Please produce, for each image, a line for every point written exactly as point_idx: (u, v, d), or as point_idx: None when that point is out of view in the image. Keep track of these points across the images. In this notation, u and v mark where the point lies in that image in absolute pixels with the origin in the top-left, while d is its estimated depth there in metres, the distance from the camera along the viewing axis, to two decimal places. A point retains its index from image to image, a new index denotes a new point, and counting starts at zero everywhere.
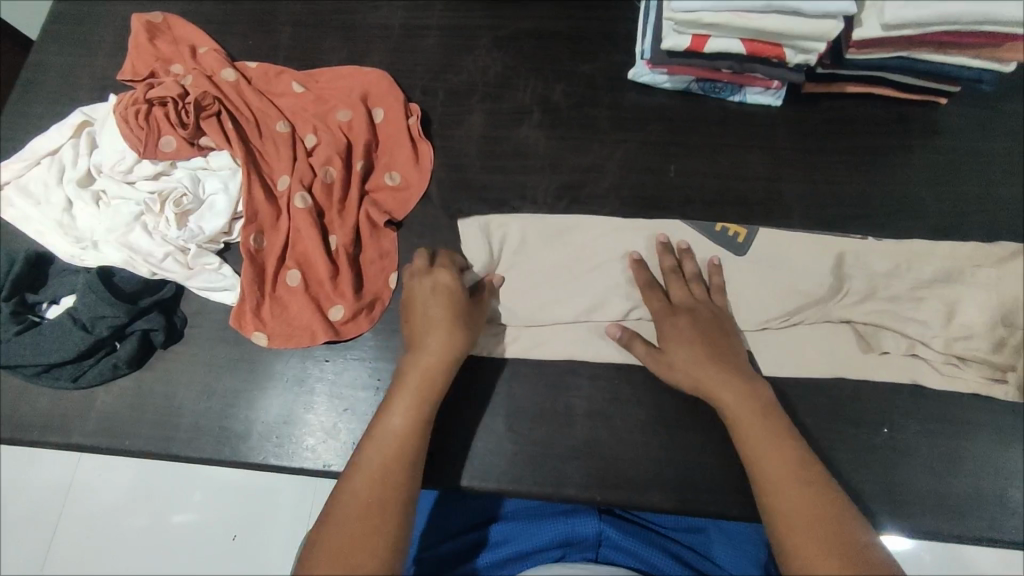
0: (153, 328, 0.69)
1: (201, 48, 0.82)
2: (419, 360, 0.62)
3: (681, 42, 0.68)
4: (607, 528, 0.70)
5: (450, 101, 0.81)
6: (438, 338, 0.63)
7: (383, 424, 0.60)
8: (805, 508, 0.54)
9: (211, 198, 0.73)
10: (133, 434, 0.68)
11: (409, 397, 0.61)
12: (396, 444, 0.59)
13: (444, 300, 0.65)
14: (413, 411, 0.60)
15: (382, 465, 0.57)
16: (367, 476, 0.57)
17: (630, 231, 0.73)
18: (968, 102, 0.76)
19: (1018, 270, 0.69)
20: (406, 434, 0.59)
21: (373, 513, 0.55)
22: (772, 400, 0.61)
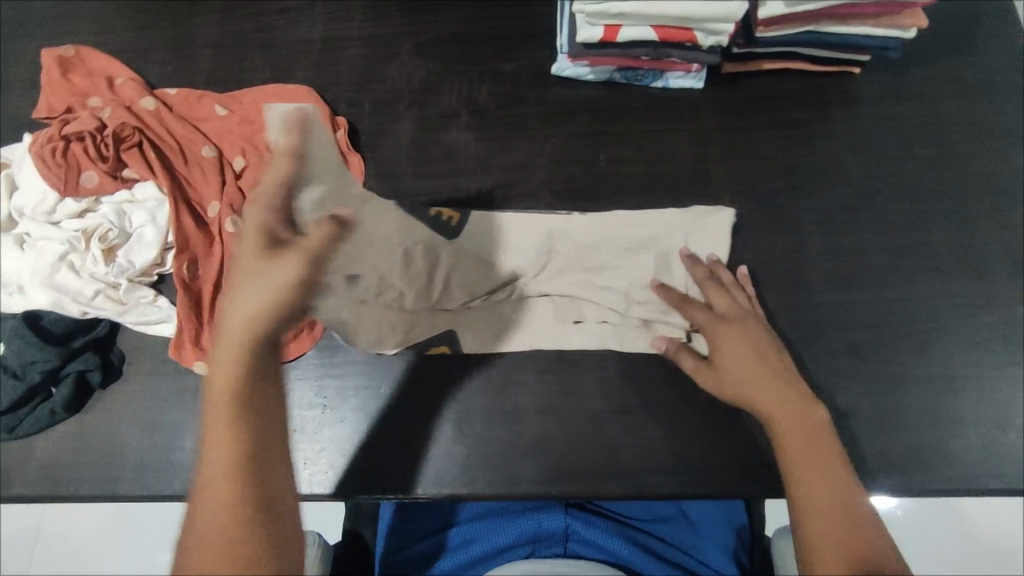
0: (88, 368, 0.68)
1: (118, 78, 0.80)
2: (228, 342, 0.54)
3: (595, 34, 0.69)
4: (573, 523, 0.72)
5: (377, 111, 0.80)
6: (239, 300, 0.54)
7: (210, 409, 0.53)
8: (830, 496, 0.55)
9: (140, 230, 0.71)
10: (78, 479, 0.67)
11: (224, 387, 0.53)
12: (226, 438, 0.52)
13: (250, 263, 0.54)
14: (243, 400, 0.53)
15: (228, 479, 0.51)
16: (216, 496, 0.51)
17: (553, 220, 0.73)
18: (880, 68, 0.78)
19: (713, 227, 0.71)
20: (228, 426, 0.52)
21: (229, 533, 0.50)
22: (827, 420, 0.60)
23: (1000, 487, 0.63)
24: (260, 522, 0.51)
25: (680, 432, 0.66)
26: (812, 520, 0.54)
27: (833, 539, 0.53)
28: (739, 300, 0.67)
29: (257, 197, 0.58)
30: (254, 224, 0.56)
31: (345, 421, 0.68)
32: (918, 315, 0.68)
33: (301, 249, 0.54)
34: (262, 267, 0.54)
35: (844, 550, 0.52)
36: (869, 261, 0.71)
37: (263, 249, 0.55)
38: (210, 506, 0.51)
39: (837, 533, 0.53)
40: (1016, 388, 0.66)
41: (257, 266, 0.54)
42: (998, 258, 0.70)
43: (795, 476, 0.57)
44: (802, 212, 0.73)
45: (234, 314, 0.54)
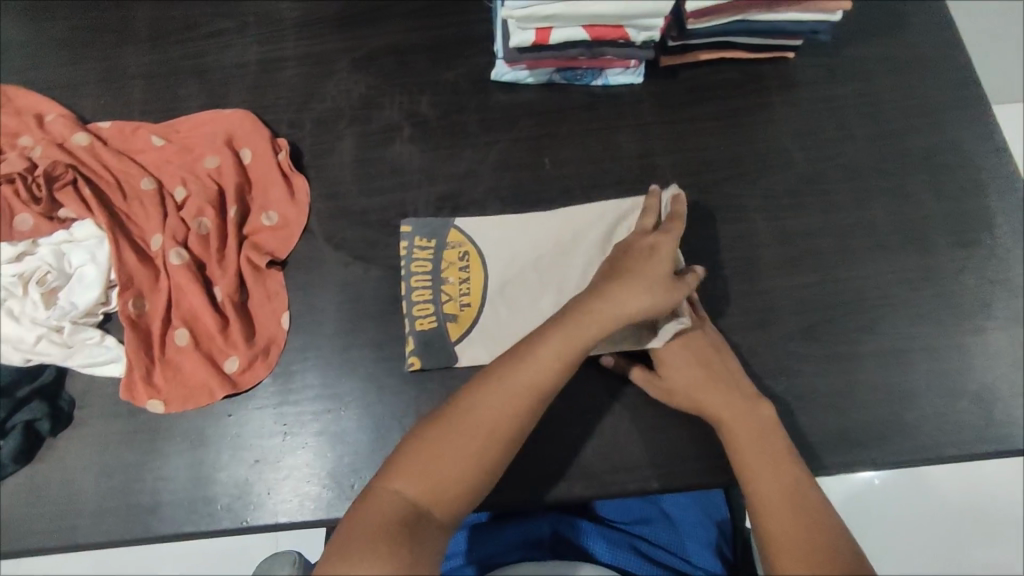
0: (36, 417, 0.66)
1: (48, 115, 0.78)
2: (601, 302, 0.59)
3: (527, 38, 0.69)
4: (562, 525, 0.71)
5: (318, 130, 0.79)
6: (632, 292, 0.59)
7: (545, 349, 0.57)
8: (778, 495, 0.56)
9: (79, 270, 0.69)
10: (34, 530, 0.65)
11: (578, 332, 0.57)
12: (537, 381, 0.56)
13: (652, 262, 0.62)
14: (573, 359, 0.57)
15: (521, 402, 0.55)
16: (508, 399, 0.55)
17: (511, 223, 0.72)
18: (813, 53, 0.79)
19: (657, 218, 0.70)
20: (549, 381, 0.56)
21: (481, 436, 0.54)
22: (773, 419, 0.61)
23: (956, 453, 0.64)
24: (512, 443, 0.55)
25: (642, 426, 0.66)
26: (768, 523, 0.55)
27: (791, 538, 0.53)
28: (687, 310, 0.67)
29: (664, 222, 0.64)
30: (662, 250, 0.62)
31: (307, 448, 0.66)
32: (866, 292, 0.70)
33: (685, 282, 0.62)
34: (656, 271, 0.61)
35: (794, 540, 0.53)
36: (815, 243, 0.72)
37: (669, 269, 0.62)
38: (465, 427, 0.54)
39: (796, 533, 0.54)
40: (964, 356, 0.67)
41: (659, 273, 0.61)
42: (939, 229, 0.72)
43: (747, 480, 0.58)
44: (748, 199, 0.74)
45: (623, 297, 0.59)
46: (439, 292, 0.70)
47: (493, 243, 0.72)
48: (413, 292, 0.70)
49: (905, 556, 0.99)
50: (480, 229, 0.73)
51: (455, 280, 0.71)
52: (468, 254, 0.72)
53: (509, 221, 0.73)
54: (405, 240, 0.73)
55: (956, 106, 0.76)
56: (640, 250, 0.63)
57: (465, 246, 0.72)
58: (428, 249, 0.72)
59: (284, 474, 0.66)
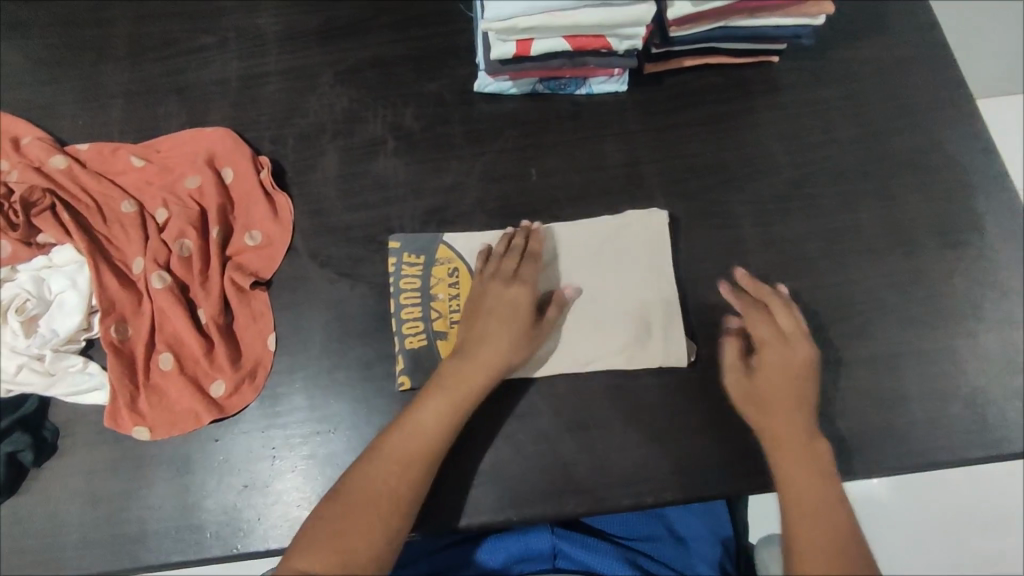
0: (19, 449, 0.65)
1: (25, 138, 0.77)
2: (463, 365, 0.63)
3: (508, 50, 0.68)
4: (560, 543, 0.71)
5: (301, 146, 0.78)
6: (492, 345, 0.64)
7: (420, 416, 0.61)
8: (818, 538, 0.57)
9: (60, 297, 0.68)
10: (19, 564, 0.63)
11: (452, 393, 0.62)
12: (420, 445, 0.60)
13: (503, 315, 0.65)
14: (444, 416, 0.61)
15: (398, 467, 0.59)
16: (387, 469, 0.59)
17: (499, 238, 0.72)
18: (798, 56, 0.78)
19: (648, 231, 0.71)
20: (427, 442, 0.61)
21: (368, 508, 0.57)
22: (829, 461, 0.61)
23: (951, 459, 0.64)
24: (400, 507, 0.58)
25: (635, 439, 0.65)
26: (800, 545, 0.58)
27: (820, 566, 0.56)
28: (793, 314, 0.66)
29: (523, 267, 0.68)
30: (518, 299, 0.66)
31: (296, 471, 0.66)
32: (857, 297, 0.69)
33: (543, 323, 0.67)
34: (511, 322, 0.65)
35: None
36: (805, 249, 0.71)
37: (529, 318, 0.66)
38: (355, 500, 0.58)
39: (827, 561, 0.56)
40: (957, 359, 0.67)
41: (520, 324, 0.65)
42: (927, 232, 0.71)
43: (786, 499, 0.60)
44: (736, 205, 0.73)
45: (487, 351, 0.64)
46: (431, 308, 0.70)
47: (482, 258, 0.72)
48: (404, 310, 0.70)
49: (904, 557, 0.99)
50: (470, 244, 0.72)
51: (445, 296, 0.70)
52: (458, 270, 0.71)
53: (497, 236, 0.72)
54: (394, 256, 0.72)
55: (942, 107, 0.76)
56: (495, 294, 0.66)
57: (455, 262, 0.72)
58: (417, 264, 0.71)
59: (274, 498, 0.65)
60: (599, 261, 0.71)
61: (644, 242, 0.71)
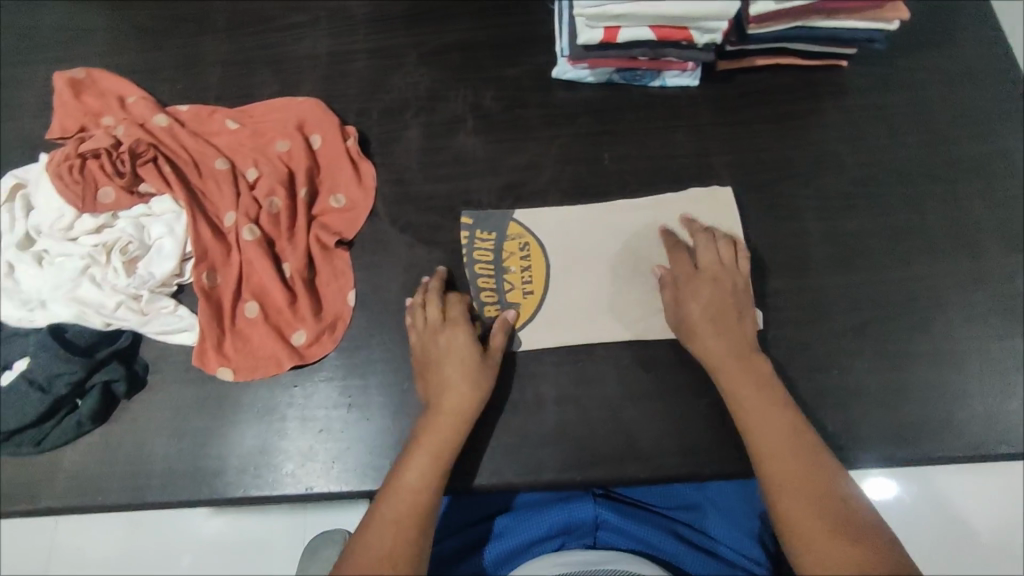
0: (114, 379, 0.69)
1: (130, 97, 0.82)
2: (432, 419, 0.64)
3: (595, 36, 0.72)
4: (603, 512, 0.71)
5: (385, 119, 0.83)
6: (460, 391, 0.65)
7: (405, 476, 0.62)
8: (779, 448, 0.60)
9: (158, 242, 0.72)
10: (105, 488, 0.68)
11: (428, 447, 0.63)
12: (414, 500, 0.60)
13: (460, 357, 0.66)
14: (426, 468, 0.62)
15: (396, 528, 0.58)
16: (384, 533, 0.58)
17: (573, 216, 0.76)
18: (866, 62, 0.81)
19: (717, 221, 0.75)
20: (419, 496, 0.60)
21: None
22: (768, 372, 0.65)
23: (1007, 451, 0.66)
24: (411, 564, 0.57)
25: (697, 413, 0.68)
26: (790, 511, 0.57)
27: (817, 534, 0.55)
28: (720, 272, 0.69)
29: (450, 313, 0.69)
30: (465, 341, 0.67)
31: (371, 419, 0.70)
32: (918, 293, 0.71)
33: (494, 353, 0.68)
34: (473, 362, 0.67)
35: (798, 486, 0.58)
36: (867, 246, 0.74)
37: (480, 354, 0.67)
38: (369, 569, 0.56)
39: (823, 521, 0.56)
40: (1014, 360, 0.69)
41: (484, 362, 0.67)
42: (991, 237, 0.73)
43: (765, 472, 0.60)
44: (801, 199, 0.76)
45: (456, 395, 0.65)
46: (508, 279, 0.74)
47: (554, 236, 0.76)
48: (480, 284, 0.74)
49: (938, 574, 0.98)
50: (539, 222, 0.76)
51: (517, 269, 0.74)
52: (529, 245, 0.75)
53: (569, 215, 0.76)
54: (466, 232, 0.76)
55: (1008, 118, 0.78)
56: (448, 346, 0.67)
57: (526, 238, 0.76)
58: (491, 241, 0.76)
59: (349, 443, 0.69)
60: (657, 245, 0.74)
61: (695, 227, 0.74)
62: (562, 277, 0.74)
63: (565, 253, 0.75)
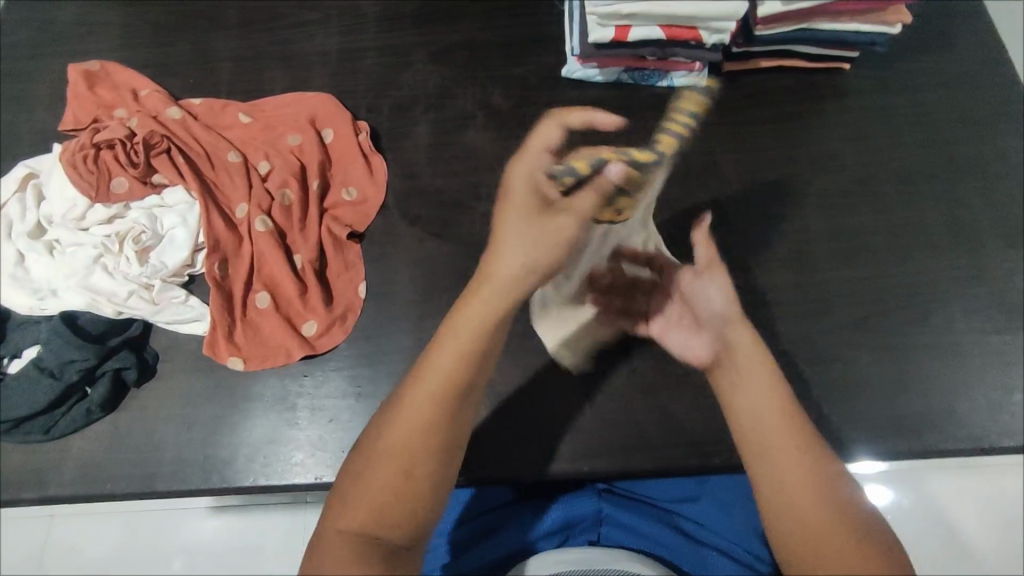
0: (125, 367, 0.70)
1: (143, 90, 0.82)
2: (483, 295, 0.59)
3: (606, 35, 0.73)
4: (606, 507, 0.69)
5: (396, 115, 0.84)
6: (515, 251, 0.60)
7: (440, 356, 0.56)
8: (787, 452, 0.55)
9: (171, 233, 0.73)
10: (114, 476, 0.69)
11: (470, 328, 0.57)
12: (446, 378, 0.55)
13: (528, 202, 0.63)
14: (465, 345, 0.56)
15: (427, 412, 0.54)
16: (411, 414, 0.53)
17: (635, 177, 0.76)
18: (867, 65, 0.83)
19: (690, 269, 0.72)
20: (456, 374, 0.55)
21: (406, 458, 0.52)
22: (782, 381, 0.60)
23: (1010, 444, 0.67)
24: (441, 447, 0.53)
25: (704, 404, 0.69)
26: (775, 493, 0.54)
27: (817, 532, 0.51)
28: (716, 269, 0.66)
29: (531, 150, 0.69)
30: (524, 193, 0.64)
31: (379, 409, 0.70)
32: (920, 289, 0.73)
33: (575, 215, 0.63)
34: (545, 216, 0.62)
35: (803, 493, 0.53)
36: (869, 242, 0.75)
37: (549, 204, 0.63)
38: (375, 482, 0.51)
39: (813, 509, 0.52)
40: (1012, 354, 0.70)
41: (559, 219, 0.62)
42: (991, 235, 0.75)
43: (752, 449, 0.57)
44: (805, 196, 0.77)
45: (511, 263, 0.60)
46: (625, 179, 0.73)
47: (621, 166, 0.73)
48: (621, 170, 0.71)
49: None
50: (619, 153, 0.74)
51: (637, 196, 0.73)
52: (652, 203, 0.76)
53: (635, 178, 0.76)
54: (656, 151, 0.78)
55: (1004, 120, 0.80)
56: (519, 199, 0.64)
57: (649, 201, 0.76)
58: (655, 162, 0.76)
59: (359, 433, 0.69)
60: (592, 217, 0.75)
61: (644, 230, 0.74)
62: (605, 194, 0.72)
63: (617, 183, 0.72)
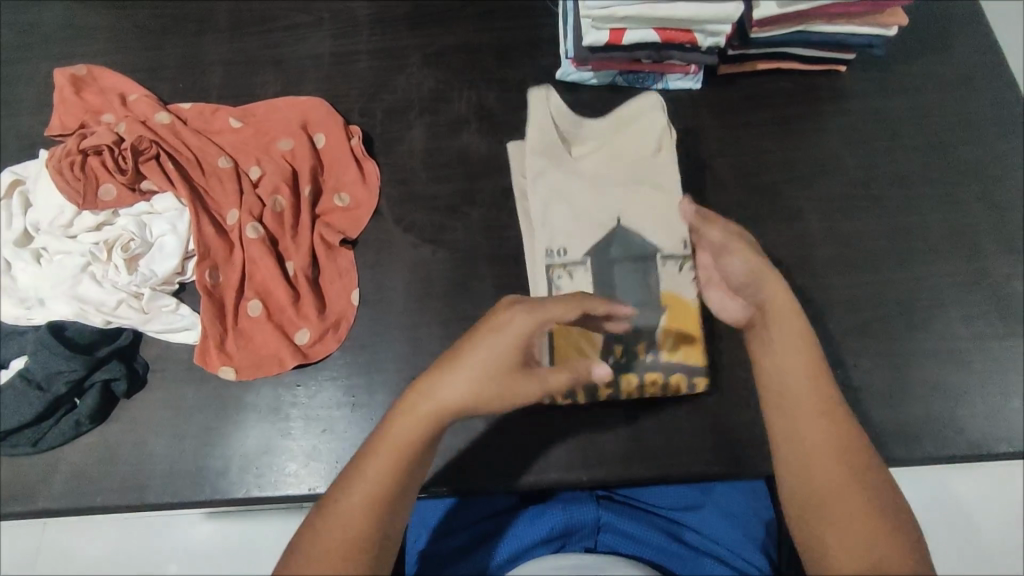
0: (115, 377, 0.69)
1: (131, 95, 0.81)
2: (433, 397, 0.52)
3: (601, 38, 0.73)
4: (605, 515, 0.68)
5: (389, 119, 0.83)
6: (459, 386, 0.52)
7: (388, 446, 0.50)
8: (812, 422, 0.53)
9: (161, 240, 0.71)
10: (105, 489, 0.68)
11: (423, 425, 0.51)
12: (392, 473, 0.49)
13: (495, 353, 0.53)
14: (412, 448, 0.50)
15: (365, 509, 0.48)
16: (354, 507, 0.48)
17: (633, 139, 0.73)
18: (864, 67, 0.83)
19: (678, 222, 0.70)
20: (397, 478, 0.49)
21: (342, 556, 0.46)
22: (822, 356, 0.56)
23: (1009, 449, 0.67)
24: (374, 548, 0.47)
25: (701, 412, 0.69)
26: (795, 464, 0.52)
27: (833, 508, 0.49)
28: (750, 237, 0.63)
29: (551, 308, 0.55)
30: (507, 326, 0.53)
31: (374, 418, 0.69)
32: (918, 293, 0.72)
33: (549, 385, 0.55)
34: (516, 379, 0.53)
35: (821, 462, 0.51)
36: (866, 246, 0.75)
37: (519, 364, 0.53)
38: (328, 548, 0.46)
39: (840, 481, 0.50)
40: (1011, 359, 0.70)
41: (520, 386, 0.53)
42: (989, 238, 0.75)
43: (782, 424, 0.54)
44: (803, 200, 0.77)
45: (453, 399, 0.51)
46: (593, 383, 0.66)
47: (608, 147, 0.73)
48: (648, 376, 0.67)
49: None
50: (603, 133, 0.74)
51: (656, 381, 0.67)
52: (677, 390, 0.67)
53: (629, 137, 0.73)
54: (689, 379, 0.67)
55: (1001, 122, 0.79)
56: (491, 340, 0.53)
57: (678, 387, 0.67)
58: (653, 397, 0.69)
59: (353, 443, 0.69)
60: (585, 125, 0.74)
61: (645, 275, 0.69)
62: (593, 165, 0.72)
63: (605, 152, 0.73)
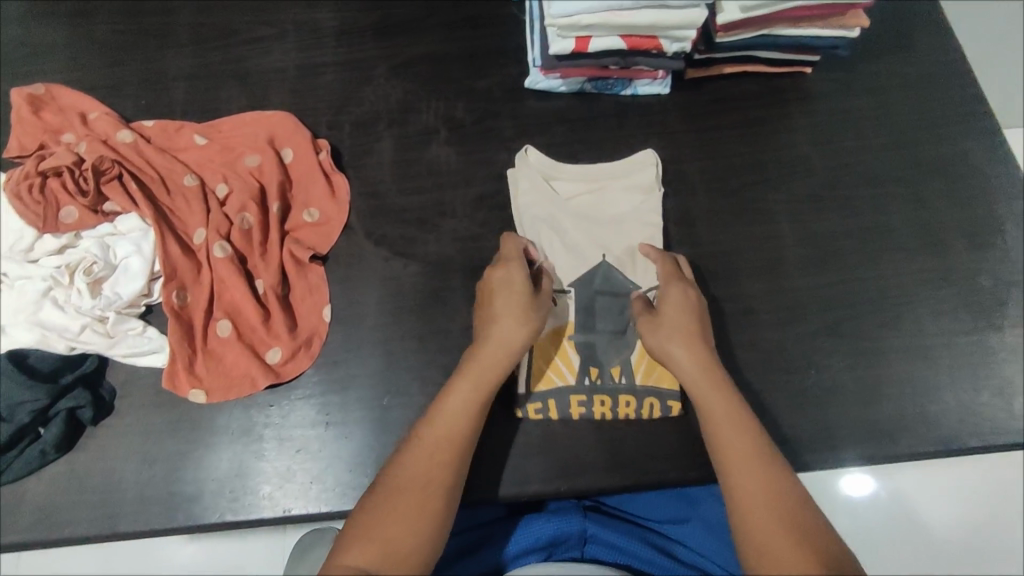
0: (80, 405, 0.67)
1: (92, 113, 0.79)
2: (481, 350, 0.63)
3: (567, 46, 0.72)
4: (591, 527, 0.66)
5: (358, 132, 0.82)
6: (514, 330, 0.63)
7: (446, 406, 0.60)
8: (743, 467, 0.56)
9: (125, 262, 0.69)
10: (74, 519, 0.66)
11: (478, 377, 0.61)
12: (453, 424, 0.59)
13: (507, 291, 0.65)
14: (468, 397, 0.60)
15: (428, 457, 0.57)
16: (417, 460, 0.57)
17: (614, 179, 0.78)
18: (828, 68, 0.83)
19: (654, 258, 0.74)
20: (460, 423, 0.59)
21: (419, 494, 0.54)
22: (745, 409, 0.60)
23: (981, 444, 0.68)
24: (450, 482, 0.56)
25: (677, 417, 0.69)
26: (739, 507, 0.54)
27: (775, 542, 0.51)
28: (693, 292, 0.66)
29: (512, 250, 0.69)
30: (505, 277, 0.66)
31: (350, 436, 0.68)
32: (888, 291, 0.73)
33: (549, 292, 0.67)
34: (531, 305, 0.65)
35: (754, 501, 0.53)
36: (837, 246, 0.75)
37: (528, 291, 0.65)
38: (397, 503, 0.54)
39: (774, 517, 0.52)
40: (979, 353, 0.71)
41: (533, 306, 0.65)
42: (956, 235, 0.76)
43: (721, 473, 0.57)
44: (773, 202, 0.77)
45: (493, 343, 0.62)
46: (564, 402, 0.69)
47: (590, 184, 0.78)
48: (620, 397, 0.69)
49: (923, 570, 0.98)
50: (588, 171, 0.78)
51: (627, 403, 0.69)
52: (647, 412, 0.69)
53: (611, 177, 0.78)
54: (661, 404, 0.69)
55: (964, 119, 0.81)
56: (500, 287, 0.65)
57: (647, 410, 0.69)
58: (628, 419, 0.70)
59: (329, 462, 0.68)
60: (578, 170, 0.78)
61: (623, 305, 0.72)
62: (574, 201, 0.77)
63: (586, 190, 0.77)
